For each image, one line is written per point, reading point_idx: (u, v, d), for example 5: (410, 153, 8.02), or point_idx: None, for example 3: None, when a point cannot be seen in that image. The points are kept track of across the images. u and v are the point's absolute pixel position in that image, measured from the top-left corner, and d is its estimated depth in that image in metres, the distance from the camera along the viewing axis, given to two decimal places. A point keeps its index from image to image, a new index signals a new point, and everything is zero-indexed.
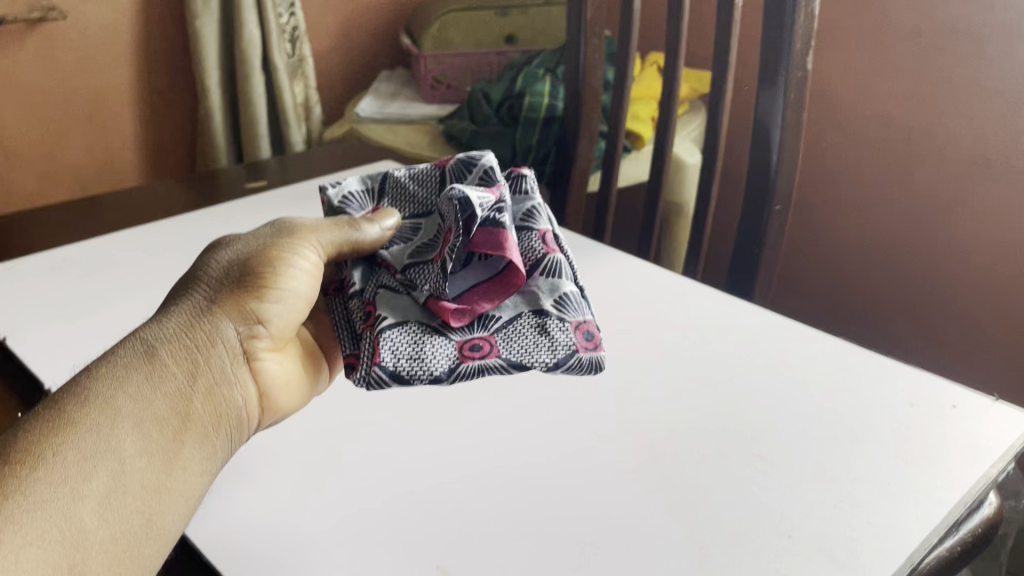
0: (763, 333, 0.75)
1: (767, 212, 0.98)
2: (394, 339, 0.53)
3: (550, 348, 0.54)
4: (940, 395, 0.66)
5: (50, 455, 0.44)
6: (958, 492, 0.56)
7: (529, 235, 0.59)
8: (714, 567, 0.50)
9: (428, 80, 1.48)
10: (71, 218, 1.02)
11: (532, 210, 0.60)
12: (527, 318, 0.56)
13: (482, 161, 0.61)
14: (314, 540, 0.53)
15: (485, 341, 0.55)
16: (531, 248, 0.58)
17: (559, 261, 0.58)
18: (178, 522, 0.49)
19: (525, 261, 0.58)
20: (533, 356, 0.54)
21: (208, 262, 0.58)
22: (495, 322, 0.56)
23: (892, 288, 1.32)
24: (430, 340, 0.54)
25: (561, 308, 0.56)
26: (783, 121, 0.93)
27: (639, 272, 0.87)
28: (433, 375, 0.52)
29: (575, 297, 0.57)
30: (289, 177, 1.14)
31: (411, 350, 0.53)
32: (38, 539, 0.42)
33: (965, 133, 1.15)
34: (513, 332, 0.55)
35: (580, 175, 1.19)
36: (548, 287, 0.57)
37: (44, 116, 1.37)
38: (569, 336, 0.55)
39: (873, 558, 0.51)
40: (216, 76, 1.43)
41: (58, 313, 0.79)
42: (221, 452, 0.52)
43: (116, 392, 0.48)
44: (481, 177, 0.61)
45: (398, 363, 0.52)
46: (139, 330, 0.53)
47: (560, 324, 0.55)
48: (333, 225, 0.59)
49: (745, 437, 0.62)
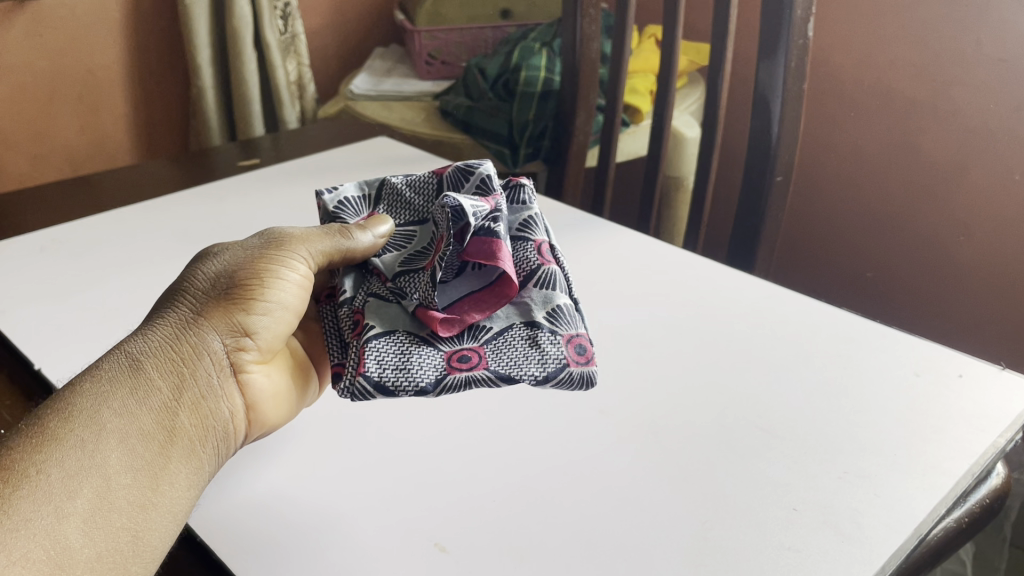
0: (764, 305, 0.74)
1: (768, 183, 0.96)
2: (381, 349, 0.51)
3: (541, 361, 0.52)
4: (945, 364, 0.65)
5: (34, 473, 0.43)
6: (964, 463, 0.55)
7: (524, 245, 0.57)
8: (719, 541, 0.49)
9: (422, 55, 1.46)
10: (61, 197, 1.01)
11: (529, 220, 0.59)
12: (518, 330, 0.55)
13: (480, 169, 0.60)
14: (343, 514, 0.52)
15: (474, 352, 0.53)
16: (526, 259, 0.56)
17: (554, 272, 0.56)
18: (167, 537, 0.47)
19: (519, 272, 0.56)
20: (521, 370, 0.52)
21: (194, 272, 0.56)
22: (485, 333, 0.54)
23: (896, 260, 1.31)
24: (416, 351, 0.52)
25: (554, 321, 0.55)
26: (784, 91, 0.91)
27: (639, 246, 0.86)
28: (419, 387, 0.50)
29: (568, 310, 0.55)
30: (282, 155, 1.13)
31: (397, 360, 0.51)
32: (24, 557, 0.40)
33: (970, 103, 1.13)
34: (503, 344, 0.54)
35: (579, 148, 1.17)
36: (541, 299, 0.55)
37: (34, 97, 1.35)
38: (560, 349, 0.53)
39: (879, 530, 0.50)
40: (207, 54, 1.41)
41: (49, 292, 0.78)
42: (209, 466, 0.51)
43: (100, 408, 0.46)
44: (477, 186, 0.60)
45: (383, 373, 0.50)
46: (124, 342, 0.51)
47: (552, 337, 0.54)
48: (323, 234, 0.57)
49: (748, 411, 0.61)
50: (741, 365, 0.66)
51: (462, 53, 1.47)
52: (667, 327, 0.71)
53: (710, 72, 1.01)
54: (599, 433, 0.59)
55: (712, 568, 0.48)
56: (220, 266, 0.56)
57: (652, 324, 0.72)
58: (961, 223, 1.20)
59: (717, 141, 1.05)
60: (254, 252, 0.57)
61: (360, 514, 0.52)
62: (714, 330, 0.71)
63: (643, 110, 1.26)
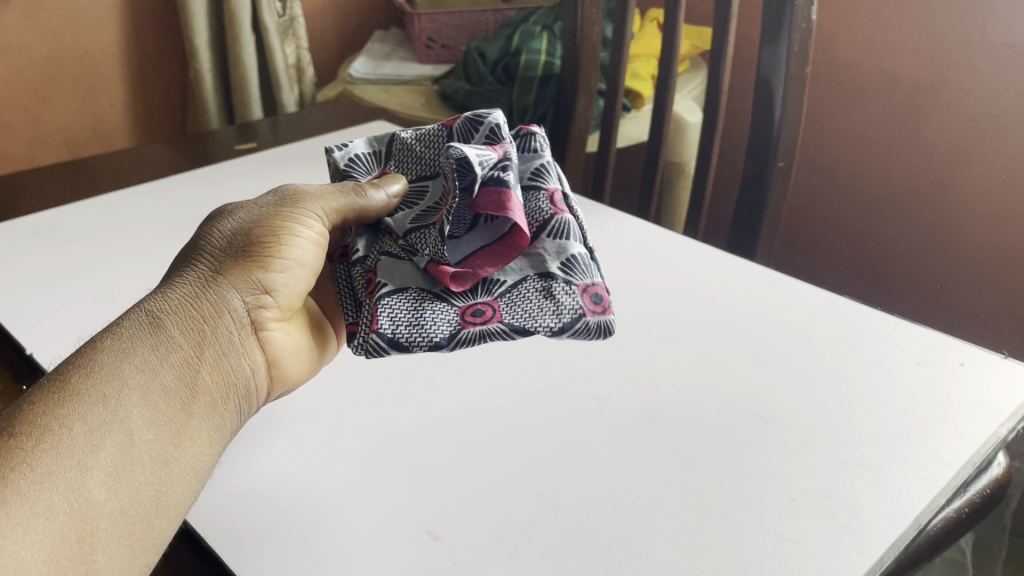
0: (765, 292, 0.74)
1: (769, 169, 0.95)
2: (395, 304, 0.51)
3: (555, 312, 0.52)
4: (947, 352, 0.65)
5: (57, 427, 0.42)
6: (965, 452, 0.55)
7: (537, 194, 0.56)
8: (715, 530, 0.49)
9: (422, 39, 1.44)
10: (56, 181, 1.00)
11: (541, 170, 0.58)
12: (533, 282, 0.53)
13: (489, 118, 0.59)
14: (326, 506, 0.51)
15: (488, 306, 0.53)
16: (539, 209, 0.55)
17: (568, 221, 0.55)
18: (190, 493, 0.46)
19: (533, 222, 0.55)
20: (536, 321, 0.51)
21: (211, 231, 0.55)
22: (500, 286, 0.54)
23: (899, 246, 1.30)
24: (430, 307, 0.52)
25: (569, 271, 0.53)
26: (787, 75, 0.90)
27: (638, 231, 0.85)
28: (432, 342, 0.50)
29: (584, 259, 0.54)
30: (280, 138, 1.12)
31: (411, 316, 0.51)
32: (47, 510, 0.40)
33: (977, 89, 1.12)
34: (518, 296, 0.53)
35: (580, 133, 1.16)
36: (555, 250, 0.54)
37: (30, 80, 1.34)
38: (575, 299, 0.52)
39: (878, 520, 0.49)
40: (205, 37, 1.39)
41: (42, 276, 0.78)
42: (230, 424, 0.50)
43: (122, 364, 0.46)
44: (487, 136, 0.59)
45: (397, 329, 0.50)
46: (144, 301, 0.50)
47: (567, 287, 0.53)
48: (339, 192, 0.57)
49: (746, 397, 0.60)
50: (740, 352, 0.65)
51: (463, 35, 1.46)
52: (666, 313, 0.70)
53: (713, 56, 1.00)
54: (597, 418, 0.58)
55: (707, 559, 0.47)
56: (237, 225, 0.56)
57: (652, 309, 0.71)
58: (965, 210, 1.19)
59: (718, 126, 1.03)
60: (267, 211, 0.57)
61: (345, 508, 0.51)
62: (713, 317, 0.70)
63: (645, 94, 1.25)
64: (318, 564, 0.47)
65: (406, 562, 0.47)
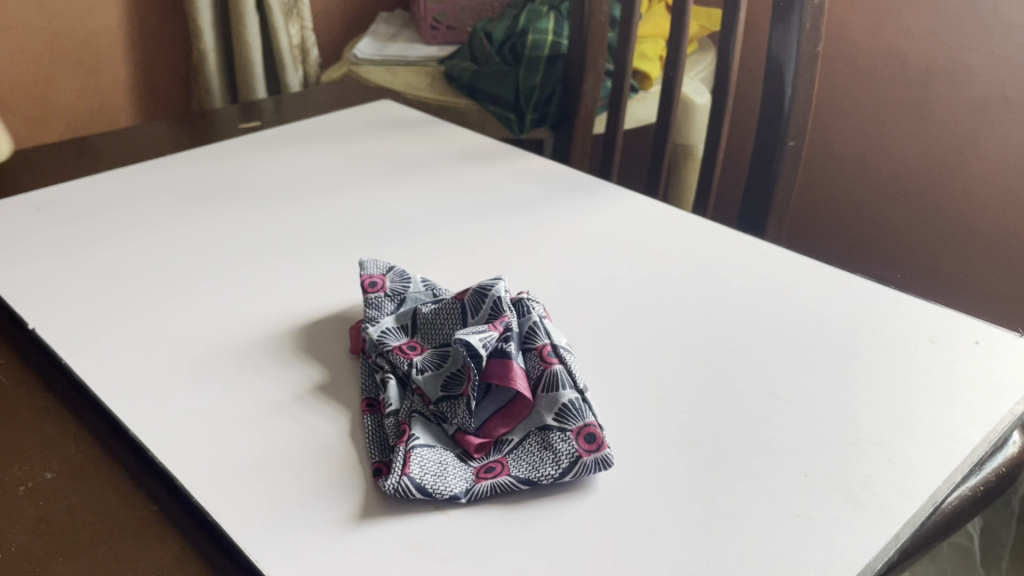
0: (777, 270, 0.72)
1: (780, 148, 0.94)
2: (424, 455, 0.50)
3: (554, 459, 0.49)
4: (962, 330, 0.63)
5: None
6: (981, 430, 0.54)
7: (529, 355, 0.55)
8: (727, 507, 0.48)
9: (428, 20, 1.43)
10: (58, 158, 0.99)
11: (533, 328, 0.57)
12: (535, 436, 0.52)
13: (495, 289, 0.58)
14: (330, 480, 0.50)
15: (498, 463, 0.51)
16: (532, 367, 0.54)
17: (560, 374, 0.53)
18: None
19: (528, 378, 0.54)
20: (540, 471, 0.49)
21: None
22: (508, 445, 0.52)
23: (909, 227, 1.29)
24: (450, 464, 0.50)
25: (562, 419, 0.52)
26: (798, 53, 0.89)
27: (648, 210, 0.84)
28: (452, 495, 0.48)
29: (576, 404, 0.52)
30: (284, 117, 1.11)
31: (437, 467, 0.49)
32: None
33: (988, 71, 1.13)
34: (523, 451, 0.51)
35: (587, 115, 1.15)
36: (547, 403, 0.52)
37: (33, 58, 1.33)
38: (570, 444, 0.50)
39: (894, 498, 0.49)
40: (209, 16, 1.38)
41: (44, 251, 0.77)
42: None
43: None
44: (490, 310, 0.57)
45: (425, 476, 0.48)
46: None
47: (561, 434, 0.51)
48: None
49: (758, 374, 0.59)
50: (752, 330, 0.64)
51: (469, 16, 1.44)
52: (677, 291, 0.69)
53: (722, 34, 0.99)
54: (604, 393, 0.57)
55: (720, 537, 0.46)
56: None
57: (662, 288, 0.70)
58: (978, 191, 1.19)
59: (728, 106, 1.02)
60: None
61: (350, 482, 0.50)
62: (724, 295, 0.69)
63: (653, 75, 1.24)
64: (323, 538, 0.46)
65: (411, 538, 0.46)
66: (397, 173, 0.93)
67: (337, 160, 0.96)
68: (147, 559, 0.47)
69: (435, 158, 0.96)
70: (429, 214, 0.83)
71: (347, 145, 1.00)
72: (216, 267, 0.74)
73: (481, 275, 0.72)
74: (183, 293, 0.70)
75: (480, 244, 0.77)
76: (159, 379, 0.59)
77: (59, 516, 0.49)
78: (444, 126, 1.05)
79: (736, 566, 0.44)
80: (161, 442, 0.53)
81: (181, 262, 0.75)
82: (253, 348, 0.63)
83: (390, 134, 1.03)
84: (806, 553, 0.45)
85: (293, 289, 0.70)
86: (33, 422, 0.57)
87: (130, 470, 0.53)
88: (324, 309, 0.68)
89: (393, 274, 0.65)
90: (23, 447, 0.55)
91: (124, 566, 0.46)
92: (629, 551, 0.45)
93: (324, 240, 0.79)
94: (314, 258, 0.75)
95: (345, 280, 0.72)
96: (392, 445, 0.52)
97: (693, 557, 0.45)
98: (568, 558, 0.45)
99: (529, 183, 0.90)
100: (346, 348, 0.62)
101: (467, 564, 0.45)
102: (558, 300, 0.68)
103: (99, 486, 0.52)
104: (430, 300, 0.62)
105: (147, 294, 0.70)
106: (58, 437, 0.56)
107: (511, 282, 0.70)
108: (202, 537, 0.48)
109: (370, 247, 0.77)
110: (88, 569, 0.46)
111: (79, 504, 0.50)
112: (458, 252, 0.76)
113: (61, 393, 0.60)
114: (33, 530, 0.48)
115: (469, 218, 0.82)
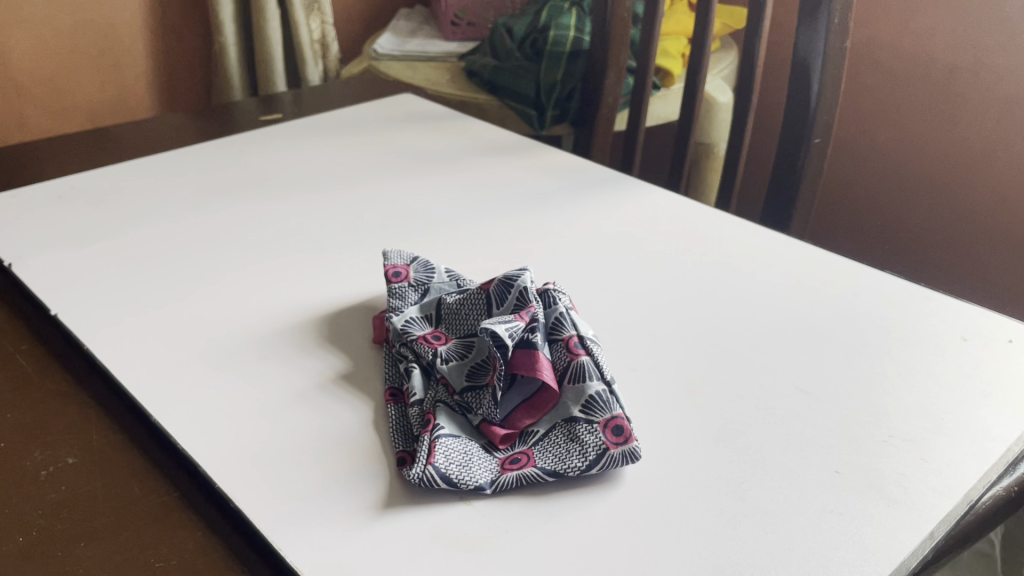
0: (808, 266, 0.71)
1: (806, 146, 0.93)
2: (449, 444, 0.49)
3: (580, 452, 0.49)
4: (995, 329, 0.62)
5: None
6: (1016, 430, 0.53)
7: (556, 346, 0.55)
8: (757, 501, 0.47)
9: (448, 16, 1.43)
10: (79, 146, 0.98)
11: (559, 319, 0.56)
12: (560, 429, 0.51)
13: (521, 280, 0.57)
14: (355, 470, 0.50)
15: (523, 455, 0.50)
16: (559, 358, 0.54)
17: (586, 365, 0.53)
18: None
19: (553, 370, 0.54)
20: (566, 462, 0.48)
21: None
22: (534, 436, 0.51)
23: (938, 222, 1.27)
24: (476, 455, 0.49)
25: (589, 411, 0.51)
26: (825, 49, 0.88)
27: (673, 204, 0.83)
28: (477, 485, 0.47)
29: (603, 396, 0.51)
30: (304, 110, 1.11)
31: (463, 457, 0.49)
32: None
33: (1013, 71, 1.12)
34: (550, 443, 0.50)
35: (608, 111, 1.14)
36: (575, 394, 0.52)
37: (54, 49, 1.33)
38: (597, 436, 0.49)
39: (930, 497, 0.48)
40: (230, 10, 1.38)
41: (67, 238, 0.76)
42: None
43: None
44: (516, 300, 0.57)
45: (450, 466, 0.48)
46: None
47: (588, 426, 0.50)
48: None
49: (786, 369, 0.58)
50: (780, 325, 0.63)
51: (489, 12, 1.44)
52: (703, 285, 0.68)
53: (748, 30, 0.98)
54: (633, 386, 0.56)
55: (750, 530, 0.45)
56: None
57: (688, 282, 0.69)
58: (1004, 189, 1.18)
59: (752, 104, 1.00)
60: None
61: (372, 471, 0.49)
62: (751, 290, 0.68)
63: (676, 72, 1.24)
64: (348, 526, 0.46)
65: (438, 528, 0.46)
66: (418, 167, 0.92)
67: (358, 152, 0.96)
68: (170, 545, 0.46)
69: (458, 152, 0.96)
70: (452, 207, 0.83)
71: (367, 138, 1.00)
72: (237, 256, 0.74)
73: (504, 268, 0.71)
74: (205, 281, 0.69)
75: (505, 236, 0.76)
76: (182, 366, 0.59)
77: (81, 501, 0.49)
78: (465, 120, 1.05)
79: (767, 562, 0.44)
80: (184, 429, 0.53)
81: (203, 250, 0.74)
82: (275, 336, 0.62)
83: (411, 128, 1.03)
84: (839, 550, 0.44)
85: (316, 280, 0.70)
86: (54, 408, 0.57)
87: (153, 457, 0.52)
88: (347, 299, 0.67)
89: (417, 263, 0.64)
90: (45, 432, 0.54)
91: (147, 553, 0.45)
92: (657, 543, 0.44)
93: (346, 231, 0.78)
94: (336, 249, 0.75)
95: (370, 270, 0.71)
96: (416, 434, 0.51)
97: (723, 552, 0.44)
98: (595, 550, 0.44)
99: (552, 177, 0.89)
100: (370, 338, 0.62)
101: (494, 554, 0.44)
102: (582, 292, 0.67)
103: (120, 472, 0.51)
104: (454, 291, 0.61)
105: (171, 281, 0.70)
106: (80, 423, 0.55)
107: (537, 275, 0.70)
108: (225, 526, 0.47)
109: (393, 239, 0.76)
110: (113, 555, 0.45)
111: (102, 489, 0.50)
112: (481, 245, 0.75)
113: (81, 379, 0.60)
114: (54, 515, 0.48)
115: (493, 211, 0.82)
